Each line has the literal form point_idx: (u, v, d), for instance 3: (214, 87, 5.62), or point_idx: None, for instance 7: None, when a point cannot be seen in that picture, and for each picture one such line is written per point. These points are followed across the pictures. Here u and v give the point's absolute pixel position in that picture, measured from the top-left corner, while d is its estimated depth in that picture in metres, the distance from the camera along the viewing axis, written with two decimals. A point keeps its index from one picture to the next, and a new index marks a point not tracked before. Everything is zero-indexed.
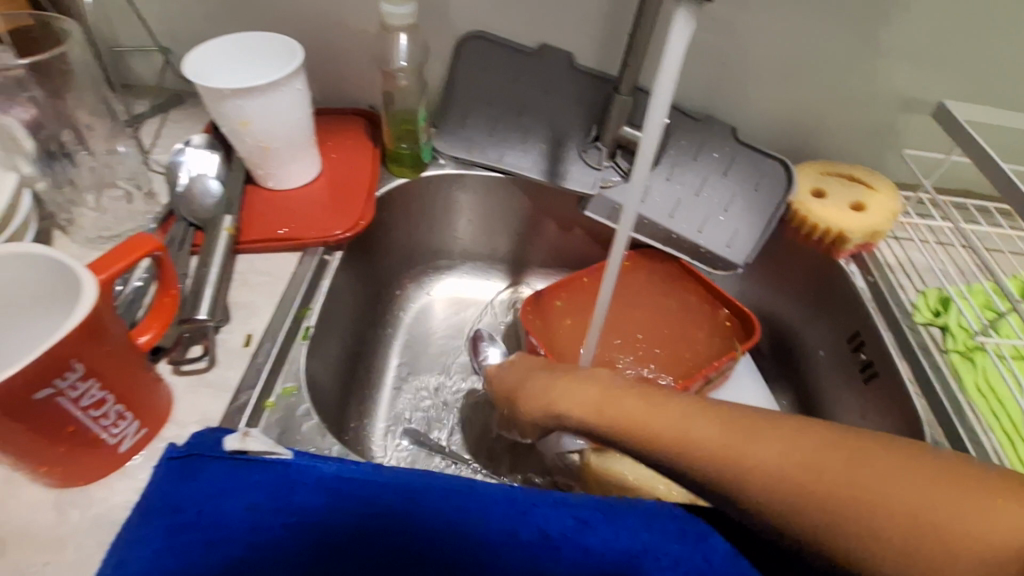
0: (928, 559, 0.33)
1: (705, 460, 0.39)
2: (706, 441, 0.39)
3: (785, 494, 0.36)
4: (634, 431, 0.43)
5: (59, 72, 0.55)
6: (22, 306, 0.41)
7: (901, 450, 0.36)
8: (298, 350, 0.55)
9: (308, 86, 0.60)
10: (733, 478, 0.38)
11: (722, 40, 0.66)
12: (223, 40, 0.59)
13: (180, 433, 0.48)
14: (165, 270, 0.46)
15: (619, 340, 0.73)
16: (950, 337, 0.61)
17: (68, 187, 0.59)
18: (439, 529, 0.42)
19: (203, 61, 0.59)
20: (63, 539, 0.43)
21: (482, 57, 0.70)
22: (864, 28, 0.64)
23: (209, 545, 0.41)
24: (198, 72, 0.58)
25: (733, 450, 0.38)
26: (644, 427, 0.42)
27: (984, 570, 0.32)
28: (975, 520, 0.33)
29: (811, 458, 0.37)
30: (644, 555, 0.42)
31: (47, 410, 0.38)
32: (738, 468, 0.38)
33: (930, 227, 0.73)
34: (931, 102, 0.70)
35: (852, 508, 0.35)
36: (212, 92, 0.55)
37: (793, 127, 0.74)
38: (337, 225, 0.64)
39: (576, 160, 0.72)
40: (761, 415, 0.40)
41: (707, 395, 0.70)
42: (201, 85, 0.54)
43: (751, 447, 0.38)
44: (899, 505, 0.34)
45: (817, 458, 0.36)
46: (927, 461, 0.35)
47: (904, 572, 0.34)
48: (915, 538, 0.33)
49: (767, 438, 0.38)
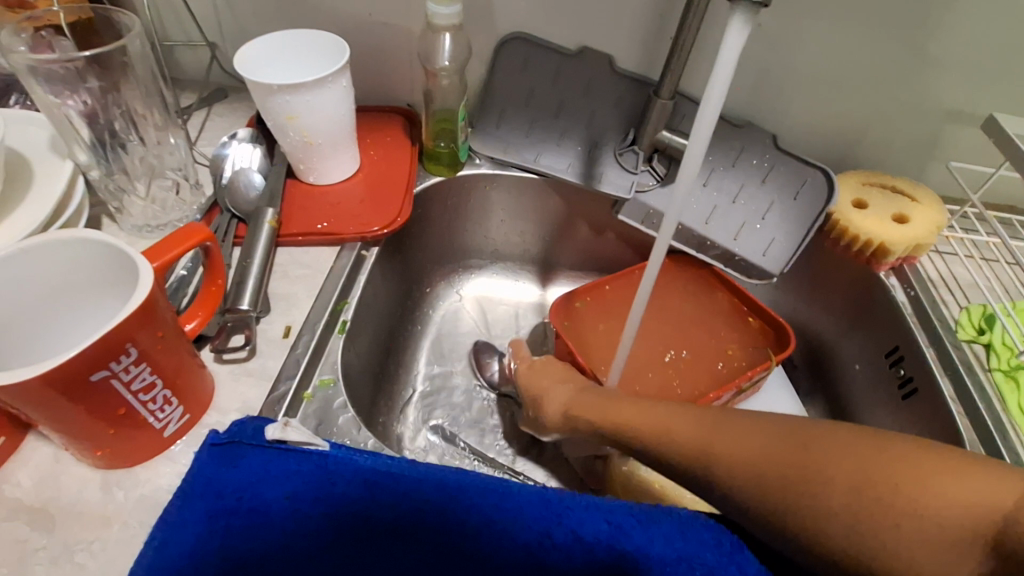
0: (872, 528, 0.37)
1: (683, 451, 0.46)
2: (682, 437, 0.47)
3: (747, 477, 0.42)
4: (635, 427, 0.50)
5: (120, 64, 0.56)
6: (81, 290, 0.43)
7: (854, 436, 0.40)
8: (335, 342, 0.56)
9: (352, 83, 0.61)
10: (706, 466, 0.44)
11: (767, 47, 0.66)
12: (274, 37, 0.60)
13: (220, 420, 0.49)
14: (214, 260, 0.48)
15: (652, 343, 0.73)
16: (994, 356, 0.60)
17: (119, 174, 0.61)
18: (475, 524, 0.43)
19: (254, 56, 0.60)
20: (109, 518, 0.44)
21: (522, 59, 0.70)
22: (916, 37, 0.63)
23: (251, 530, 0.42)
24: (248, 68, 0.59)
25: (703, 444, 0.45)
26: (639, 427, 0.50)
27: (925, 535, 0.36)
28: (916, 492, 0.37)
29: (769, 446, 0.42)
30: (680, 564, 0.42)
31: (103, 392, 0.39)
32: (707, 457, 0.45)
33: (975, 242, 0.71)
34: (982, 115, 0.68)
35: (799, 489, 0.40)
36: (261, 88, 0.56)
37: (836, 136, 0.73)
38: (376, 221, 0.65)
39: (611, 163, 0.72)
40: (728, 413, 0.46)
41: (738, 404, 0.69)
42: (251, 80, 0.55)
43: (718, 438, 0.45)
44: (842, 480, 0.39)
45: (770, 449, 0.42)
46: (872, 440, 0.40)
47: (854, 542, 0.38)
48: (858, 508, 0.38)
49: (732, 430, 0.45)
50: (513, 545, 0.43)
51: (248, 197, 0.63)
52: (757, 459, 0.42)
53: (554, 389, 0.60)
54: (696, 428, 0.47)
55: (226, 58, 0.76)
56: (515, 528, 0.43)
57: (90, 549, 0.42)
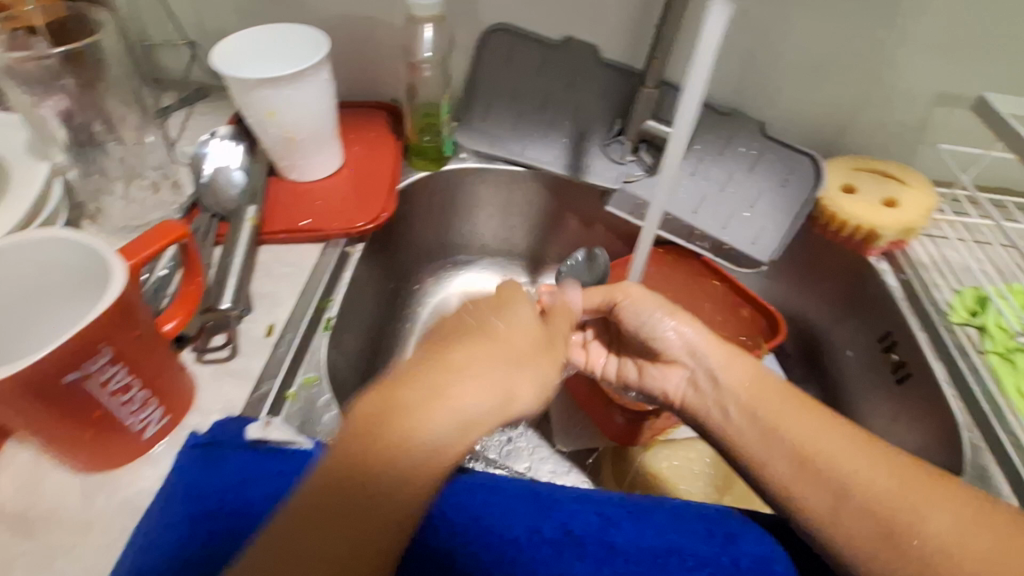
0: None
1: (872, 501, 0.40)
2: (876, 484, 0.40)
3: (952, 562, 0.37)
4: (807, 442, 0.44)
5: (93, 60, 0.56)
6: (55, 291, 0.42)
7: None
8: (319, 340, 0.55)
9: (333, 77, 0.61)
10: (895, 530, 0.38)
11: (752, 33, 0.65)
12: (250, 32, 0.60)
13: (203, 421, 0.48)
14: (191, 257, 0.47)
15: None
16: (988, 338, 0.59)
17: (97, 175, 0.60)
18: (466, 525, 0.42)
19: (233, 54, 0.59)
20: (89, 523, 0.43)
21: (506, 50, 0.69)
22: (901, 20, 0.62)
23: (232, 533, 0.40)
24: (228, 65, 0.59)
25: (901, 505, 0.39)
26: (817, 449, 0.43)
27: None
28: None
29: (979, 536, 0.37)
30: (671, 555, 0.41)
31: (82, 393, 0.39)
32: (904, 520, 0.38)
33: (967, 225, 0.71)
34: (969, 96, 0.68)
35: None
36: (240, 82, 0.55)
37: (824, 122, 0.72)
38: (361, 217, 0.64)
39: (598, 154, 0.71)
40: (931, 473, 0.40)
41: None
42: (229, 76, 0.55)
43: (924, 509, 0.39)
44: None
45: (977, 530, 0.37)
46: None
47: None
48: None
49: (938, 503, 0.39)
50: (501, 540, 0.41)
51: (229, 195, 0.62)
52: (962, 542, 0.37)
53: (677, 316, 0.57)
54: (890, 480, 0.40)
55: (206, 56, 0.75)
56: (503, 524, 0.42)
57: (71, 555, 0.42)
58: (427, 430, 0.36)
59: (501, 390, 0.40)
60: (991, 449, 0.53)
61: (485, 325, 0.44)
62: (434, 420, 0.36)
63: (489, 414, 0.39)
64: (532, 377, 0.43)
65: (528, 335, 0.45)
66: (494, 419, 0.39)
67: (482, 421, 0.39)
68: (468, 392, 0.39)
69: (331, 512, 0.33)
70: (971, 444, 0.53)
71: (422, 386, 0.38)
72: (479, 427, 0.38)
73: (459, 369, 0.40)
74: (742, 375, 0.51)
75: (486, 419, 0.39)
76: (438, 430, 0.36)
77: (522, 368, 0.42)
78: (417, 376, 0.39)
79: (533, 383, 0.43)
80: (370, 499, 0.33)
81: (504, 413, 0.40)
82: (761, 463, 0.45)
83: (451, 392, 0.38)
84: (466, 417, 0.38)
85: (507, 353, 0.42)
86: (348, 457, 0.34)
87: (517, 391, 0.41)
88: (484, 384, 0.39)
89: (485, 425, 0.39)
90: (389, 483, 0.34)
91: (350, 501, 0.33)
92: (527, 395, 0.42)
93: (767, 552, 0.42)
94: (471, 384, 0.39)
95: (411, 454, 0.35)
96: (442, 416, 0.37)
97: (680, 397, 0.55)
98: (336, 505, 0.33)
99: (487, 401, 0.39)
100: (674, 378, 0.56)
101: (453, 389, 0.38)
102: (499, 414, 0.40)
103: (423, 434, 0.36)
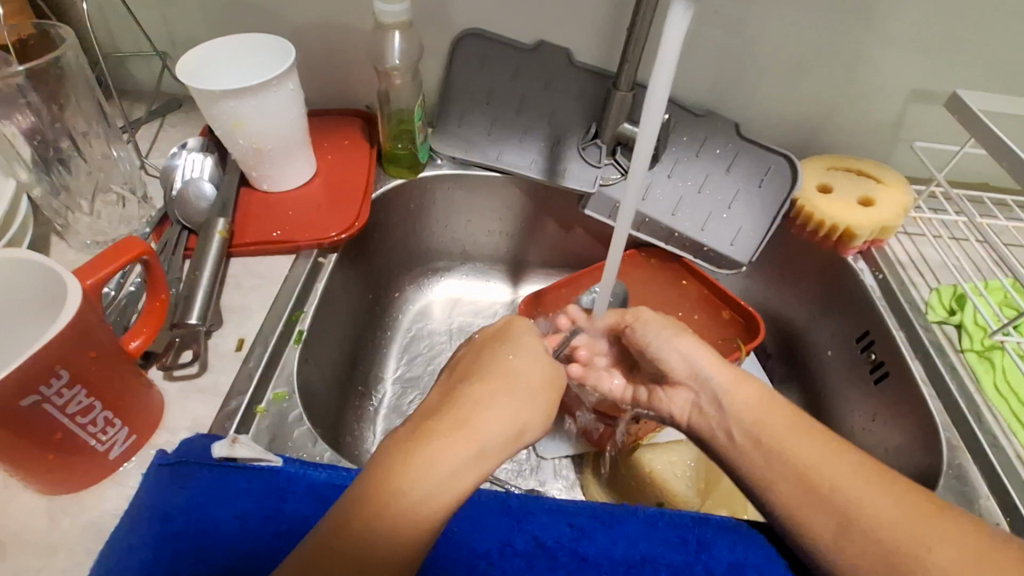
0: None
1: (877, 532, 0.38)
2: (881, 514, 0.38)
3: None
4: (813, 466, 0.41)
5: (55, 76, 0.55)
6: (10, 312, 0.41)
7: None
8: (291, 354, 0.54)
9: (301, 87, 0.60)
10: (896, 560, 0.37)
11: (724, 34, 0.65)
12: (216, 43, 0.59)
13: (171, 439, 0.48)
14: (156, 275, 0.46)
15: None
16: (966, 336, 0.59)
17: (64, 193, 0.59)
18: (437, 539, 0.41)
19: (198, 64, 0.59)
20: (53, 547, 0.42)
21: (479, 56, 0.69)
22: (872, 19, 0.62)
23: (198, 553, 0.40)
24: (194, 76, 0.58)
25: (904, 534, 0.37)
26: (822, 474, 0.41)
27: None
28: None
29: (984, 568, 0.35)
30: (643, 565, 0.41)
31: (37, 418, 0.38)
32: (906, 551, 0.37)
33: (943, 221, 0.71)
34: (943, 93, 0.68)
35: None
36: (205, 94, 0.54)
37: (799, 121, 0.72)
38: (333, 227, 0.63)
39: (575, 158, 0.71)
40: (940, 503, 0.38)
41: None
42: (193, 87, 0.54)
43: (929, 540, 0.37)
44: None
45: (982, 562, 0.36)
46: None
47: None
48: None
49: (944, 533, 0.37)
50: (471, 554, 0.41)
51: (198, 207, 0.61)
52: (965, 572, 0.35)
53: (682, 337, 0.54)
54: (895, 509, 0.38)
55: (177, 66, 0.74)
56: (473, 538, 0.42)
57: None
58: (455, 451, 0.37)
59: (514, 425, 0.41)
60: (968, 447, 0.53)
61: (501, 357, 0.46)
62: (458, 444, 0.37)
63: (508, 442, 0.40)
64: (545, 406, 0.44)
65: (540, 368, 0.46)
66: (511, 447, 0.41)
67: (500, 448, 0.40)
68: (490, 419, 0.40)
69: (354, 536, 0.33)
70: (949, 443, 0.53)
71: (449, 416, 0.39)
72: (498, 453, 0.39)
73: (479, 400, 0.41)
74: (749, 397, 0.48)
75: (505, 446, 0.40)
76: (462, 452, 0.37)
77: (538, 398, 0.44)
78: (436, 416, 0.40)
79: (545, 412, 0.44)
80: (394, 522, 0.34)
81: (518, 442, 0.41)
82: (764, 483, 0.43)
83: (473, 421, 0.39)
84: (488, 444, 0.39)
85: (525, 383, 0.44)
86: (375, 481, 0.35)
87: (533, 419, 0.43)
88: (502, 413, 0.41)
89: (503, 453, 0.40)
90: (416, 503, 0.35)
91: (371, 525, 0.34)
92: (538, 425, 0.43)
93: (740, 558, 0.42)
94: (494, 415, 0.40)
95: (435, 476, 0.36)
96: (465, 444, 0.38)
97: (686, 420, 0.52)
98: (356, 529, 0.34)
99: (505, 429, 0.40)
100: (681, 401, 0.53)
101: (476, 417, 0.40)
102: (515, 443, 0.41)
103: (447, 454, 0.37)
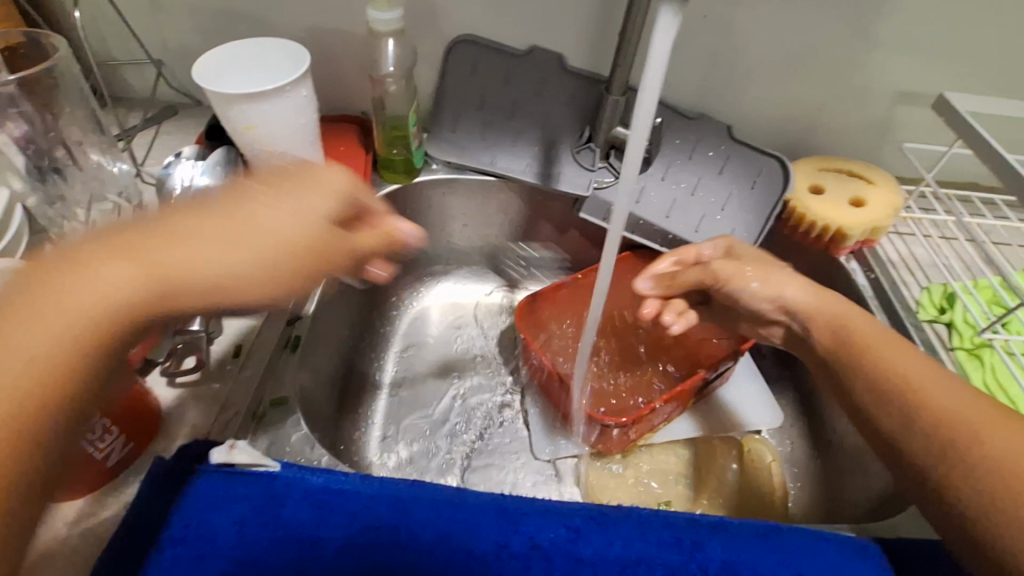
0: None
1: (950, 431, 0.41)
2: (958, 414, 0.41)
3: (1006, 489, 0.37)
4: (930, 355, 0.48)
5: (46, 86, 0.57)
6: None
7: None
8: (288, 359, 0.55)
9: (313, 91, 0.61)
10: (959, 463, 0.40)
11: (713, 37, 0.65)
12: (232, 46, 0.61)
13: (169, 447, 0.48)
14: None
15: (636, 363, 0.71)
16: (956, 334, 0.60)
17: (58, 201, 0.60)
18: (431, 539, 0.41)
19: (214, 68, 0.60)
20: (52, 555, 0.42)
21: (473, 62, 0.69)
22: (859, 23, 0.63)
23: (197, 560, 0.40)
24: (208, 79, 0.59)
25: (948, 443, 0.41)
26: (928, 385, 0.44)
27: None
28: None
29: None
30: (638, 565, 0.41)
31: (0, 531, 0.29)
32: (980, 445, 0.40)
33: (934, 222, 0.72)
34: (930, 95, 0.69)
35: None
36: (219, 96, 0.56)
37: (789, 123, 0.73)
38: None
39: (569, 161, 0.72)
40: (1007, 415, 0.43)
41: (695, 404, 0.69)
42: (210, 90, 0.55)
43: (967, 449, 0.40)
44: None
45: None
46: None
47: None
48: None
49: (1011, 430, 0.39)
50: (467, 556, 0.41)
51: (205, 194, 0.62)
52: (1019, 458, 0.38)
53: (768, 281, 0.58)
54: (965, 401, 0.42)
55: (172, 75, 0.75)
56: (470, 540, 0.42)
57: None
58: (24, 361, 0.30)
59: (230, 230, 0.37)
60: None
61: (236, 202, 0.38)
62: (40, 328, 0.31)
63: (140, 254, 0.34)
64: (295, 207, 0.39)
65: (291, 220, 0.38)
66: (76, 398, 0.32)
67: (321, 248, 0.40)
68: (269, 217, 0.38)
69: (242, 215, 0.37)
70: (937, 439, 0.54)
71: (202, 214, 0.37)
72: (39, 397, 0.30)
73: (173, 227, 0.36)
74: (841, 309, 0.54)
75: (342, 236, 0.42)
76: None
77: (207, 226, 0.36)
78: (192, 215, 0.37)
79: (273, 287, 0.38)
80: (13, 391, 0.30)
81: (217, 296, 0.36)
82: (891, 360, 0.47)
83: (241, 212, 0.37)
84: (60, 364, 0.31)
85: (214, 205, 0.38)
86: (249, 213, 0.38)
87: (269, 210, 0.38)
88: (206, 239, 0.36)
89: (111, 329, 0.33)
90: (166, 281, 0.34)
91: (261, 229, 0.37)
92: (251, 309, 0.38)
93: (733, 555, 0.42)
94: (238, 192, 0.39)
95: (276, 237, 0.38)
96: (226, 227, 0.36)
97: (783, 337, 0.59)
98: (242, 216, 0.37)
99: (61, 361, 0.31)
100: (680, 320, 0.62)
101: (192, 243, 0.36)
102: (213, 292, 0.36)
103: None
